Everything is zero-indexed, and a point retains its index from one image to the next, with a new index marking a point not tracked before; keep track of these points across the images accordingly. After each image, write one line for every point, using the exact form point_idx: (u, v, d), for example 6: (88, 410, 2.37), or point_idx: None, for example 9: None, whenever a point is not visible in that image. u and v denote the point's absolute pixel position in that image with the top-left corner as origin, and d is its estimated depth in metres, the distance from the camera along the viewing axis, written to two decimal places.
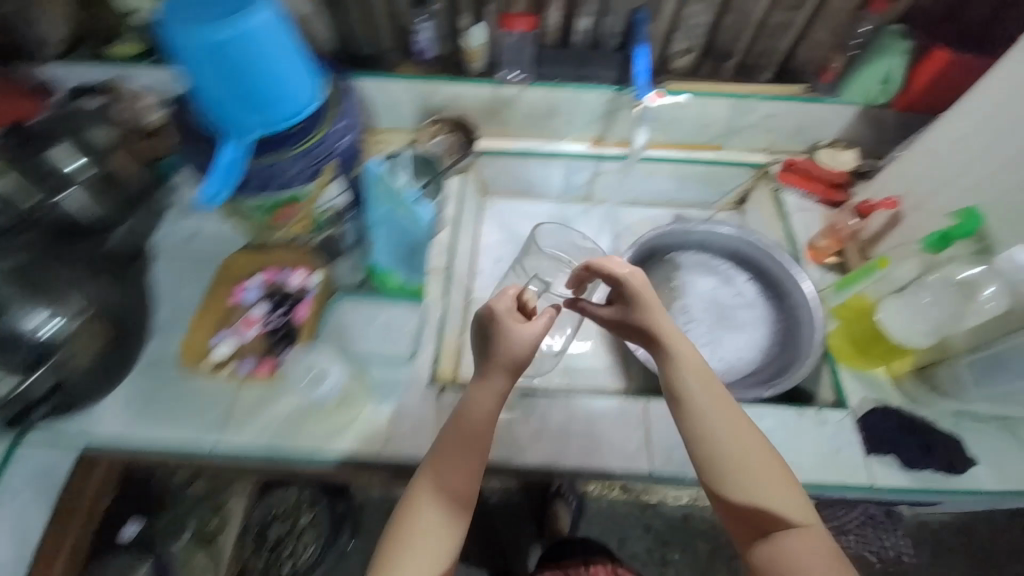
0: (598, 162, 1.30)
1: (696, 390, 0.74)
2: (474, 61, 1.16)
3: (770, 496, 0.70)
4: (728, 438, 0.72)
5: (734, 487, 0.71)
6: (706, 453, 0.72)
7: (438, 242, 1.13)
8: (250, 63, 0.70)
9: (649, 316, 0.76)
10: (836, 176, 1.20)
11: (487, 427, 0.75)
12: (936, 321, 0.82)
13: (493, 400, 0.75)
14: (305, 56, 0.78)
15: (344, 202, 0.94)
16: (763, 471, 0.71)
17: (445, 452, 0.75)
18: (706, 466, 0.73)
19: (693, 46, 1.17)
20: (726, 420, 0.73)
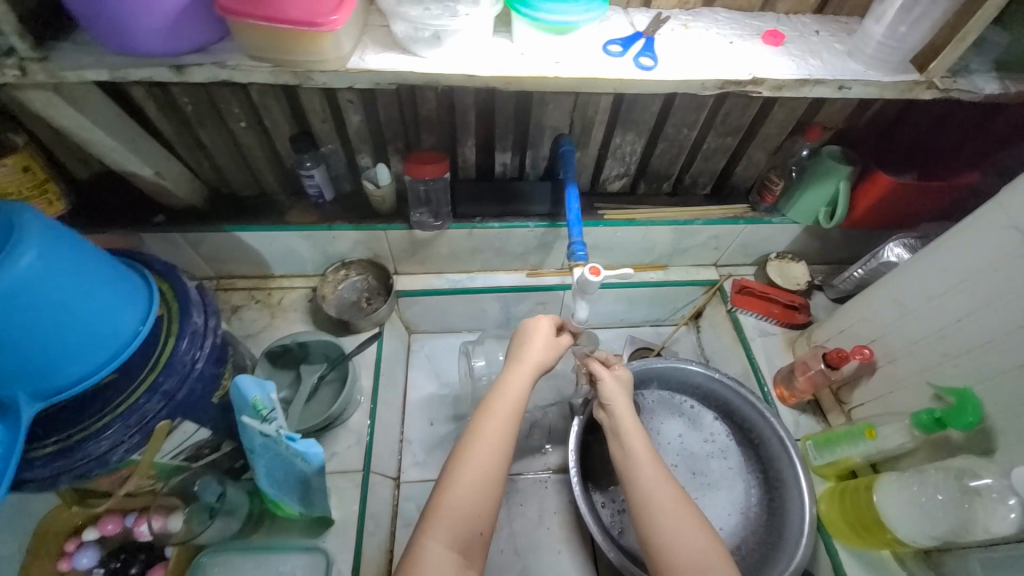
0: (537, 293, 1.16)
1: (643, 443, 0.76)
2: (381, 202, 0.98)
3: (690, 539, 0.66)
4: (664, 486, 0.71)
5: (660, 531, 0.67)
6: (642, 506, 0.70)
7: (350, 427, 0.92)
8: (14, 326, 0.48)
9: (616, 389, 0.82)
10: (791, 300, 1.11)
11: (497, 456, 0.69)
12: (943, 531, 0.68)
13: (508, 425, 0.72)
14: (116, 279, 0.56)
15: (205, 438, 0.68)
16: (692, 530, 0.67)
17: (460, 480, 0.66)
18: (648, 521, 0.68)
19: (626, 171, 1.06)
20: (662, 473, 0.72)
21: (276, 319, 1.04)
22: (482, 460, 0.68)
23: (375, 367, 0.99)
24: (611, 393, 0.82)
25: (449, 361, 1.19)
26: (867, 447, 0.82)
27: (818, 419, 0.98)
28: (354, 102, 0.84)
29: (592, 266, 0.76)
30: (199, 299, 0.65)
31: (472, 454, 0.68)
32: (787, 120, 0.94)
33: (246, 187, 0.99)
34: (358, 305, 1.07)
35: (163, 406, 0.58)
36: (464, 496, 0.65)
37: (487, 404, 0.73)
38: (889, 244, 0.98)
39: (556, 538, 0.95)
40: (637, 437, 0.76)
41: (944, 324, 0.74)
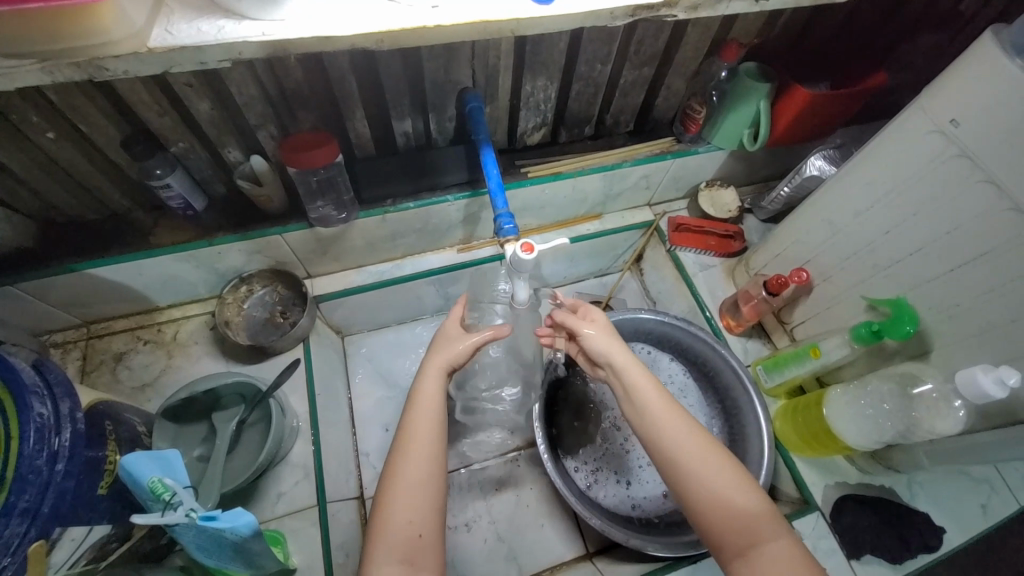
0: (472, 269, 1.07)
1: (651, 396, 0.67)
2: (269, 201, 0.82)
3: (728, 492, 0.59)
4: (694, 449, 0.62)
5: (694, 493, 0.60)
6: (674, 475, 0.62)
7: (293, 461, 0.82)
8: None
9: (605, 341, 0.73)
10: (725, 229, 1.11)
11: (427, 485, 0.60)
12: (891, 436, 0.72)
13: (430, 431, 0.64)
14: None
15: (103, 536, 0.56)
16: (724, 477, 0.60)
17: (395, 497, 0.59)
18: (681, 485, 0.61)
19: (544, 121, 0.96)
20: (684, 427, 0.64)
21: (176, 358, 0.89)
22: (413, 476, 0.60)
23: (308, 389, 0.88)
24: (605, 348, 0.72)
25: (393, 358, 1.10)
26: (813, 364, 0.85)
27: (765, 342, 1.01)
28: (195, 85, 0.66)
29: (524, 243, 0.67)
30: (38, 384, 0.51)
31: (404, 478, 0.60)
32: (702, 41, 0.87)
33: (86, 211, 0.79)
34: (273, 321, 0.94)
35: (30, 526, 0.46)
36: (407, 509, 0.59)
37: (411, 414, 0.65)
38: (810, 157, 0.97)
39: (537, 514, 0.94)
40: (652, 396, 0.67)
41: (873, 237, 0.75)
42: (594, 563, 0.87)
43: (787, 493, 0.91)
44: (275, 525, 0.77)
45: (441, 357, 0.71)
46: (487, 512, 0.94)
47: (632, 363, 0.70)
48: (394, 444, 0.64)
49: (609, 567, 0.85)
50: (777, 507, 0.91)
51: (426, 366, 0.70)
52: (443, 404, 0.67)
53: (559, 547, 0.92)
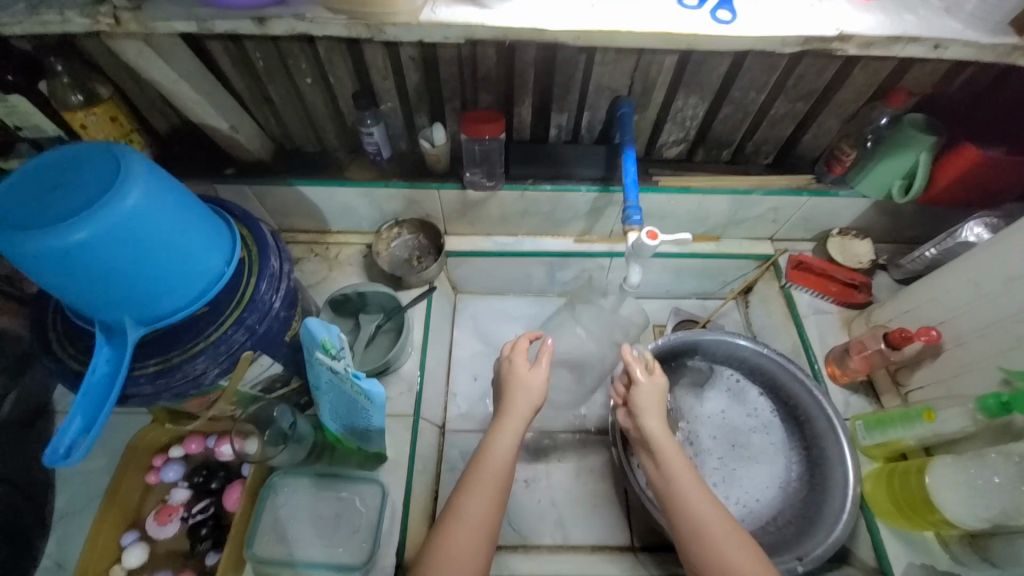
0: (583, 259, 1.15)
1: (676, 459, 0.77)
2: (437, 161, 1.00)
3: (741, 556, 0.68)
4: (713, 515, 0.72)
5: (707, 553, 0.69)
6: (692, 534, 0.71)
7: (402, 375, 0.96)
8: (136, 257, 0.55)
9: (651, 399, 0.82)
10: (851, 278, 1.06)
11: (479, 528, 0.68)
12: (999, 516, 0.67)
13: (497, 482, 0.72)
14: (201, 209, 0.61)
15: (279, 372, 0.74)
16: (734, 540, 0.69)
17: (453, 531, 0.67)
18: (694, 543, 0.70)
19: (685, 137, 1.02)
20: (704, 494, 0.74)
21: (334, 272, 1.10)
22: (473, 517, 0.69)
23: (425, 321, 1.03)
24: (645, 405, 0.82)
25: (494, 322, 1.22)
26: (922, 429, 0.80)
27: (871, 400, 0.96)
28: (415, 58, 0.85)
29: (649, 231, 0.77)
30: (274, 246, 0.71)
31: (465, 518, 0.69)
32: (867, 83, 0.88)
33: (308, 143, 1.03)
34: (409, 263, 1.10)
35: (247, 338, 0.65)
36: (456, 547, 0.66)
37: (481, 457, 0.75)
38: (967, 222, 0.92)
39: (590, 495, 0.99)
40: (680, 463, 0.76)
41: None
42: (636, 555, 0.90)
43: (861, 560, 0.85)
44: None
45: (526, 397, 0.80)
46: (544, 479, 1.01)
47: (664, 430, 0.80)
48: (463, 475, 0.74)
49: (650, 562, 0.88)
50: (845, 570, 0.85)
51: (500, 422, 0.78)
52: (511, 465, 0.74)
53: (605, 531, 0.96)
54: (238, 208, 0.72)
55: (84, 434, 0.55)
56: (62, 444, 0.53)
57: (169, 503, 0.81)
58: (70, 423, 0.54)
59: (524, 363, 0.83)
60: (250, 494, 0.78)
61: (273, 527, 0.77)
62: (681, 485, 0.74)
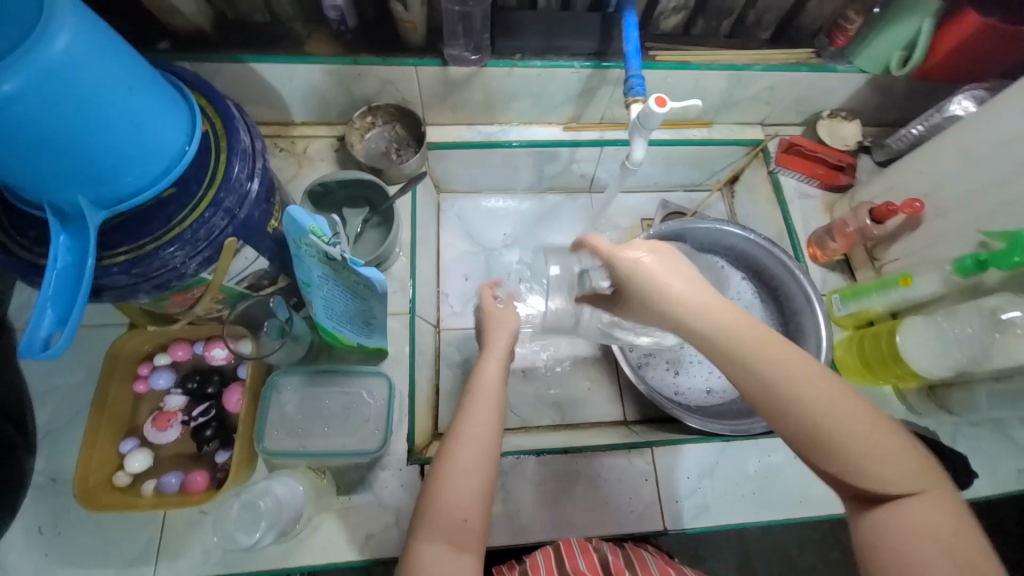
0: (572, 150, 1.10)
1: (747, 329, 0.50)
2: (412, 32, 0.87)
3: (868, 445, 0.45)
4: (825, 399, 0.47)
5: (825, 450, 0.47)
6: (798, 421, 0.47)
7: (392, 274, 0.93)
8: (78, 116, 0.45)
9: (664, 269, 0.57)
10: (838, 160, 1.06)
11: (485, 443, 0.61)
12: (959, 364, 0.75)
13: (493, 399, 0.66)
14: (145, 67, 0.51)
15: (266, 267, 0.69)
16: (857, 424, 0.46)
17: (455, 445, 0.60)
18: (800, 435, 0.48)
19: (685, 4, 0.93)
20: (800, 372, 0.48)
21: (304, 169, 1.00)
22: (474, 431, 0.61)
23: (411, 218, 0.97)
24: (661, 278, 0.57)
25: (481, 221, 1.18)
26: (895, 295, 0.85)
27: (846, 277, 1.01)
28: None
29: (657, 97, 0.70)
30: (240, 117, 0.61)
31: (466, 433, 0.61)
32: None
33: (255, 11, 0.87)
34: (388, 156, 1.01)
35: (228, 224, 0.58)
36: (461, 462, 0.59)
37: (471, 382, 0.69)
38: (958, 96, 0.92)
39: (585, 379, 1.04)
40: (747, 336, 0.50)
41: (1012, 170, 0.73)
42: (629, 427, 0.97)
43: None
44: None
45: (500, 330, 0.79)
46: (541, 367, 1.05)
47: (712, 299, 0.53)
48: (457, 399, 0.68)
49: (643, 432, 0.95)
50: None
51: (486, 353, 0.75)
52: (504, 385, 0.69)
53: (600, 409, 1.02)
54: (191, 76, 0.61)
55: (60, 327, 0.48)
56: (37, 335, 0.47)
57: (165, 410, 0.78)
58: (41, 315, 0.47)
59: (493, 305, 0.84)
60: (252, 394, 0.77)
61: (282, 421, 0.77)
62: (756, 367, 0.49)
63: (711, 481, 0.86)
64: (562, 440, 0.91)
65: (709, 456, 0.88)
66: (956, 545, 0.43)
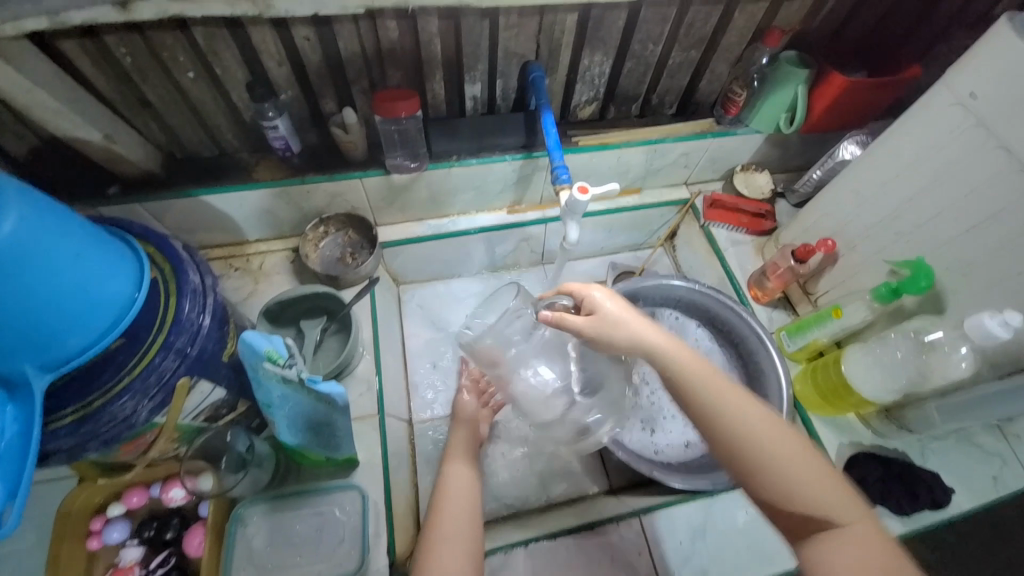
0: (519, 230, 1.17)
1: (716, 381, 0.61)
2: (353, 150, 0.95)
3: (802, 480, 0.55)
4: (769, 437, 0.57)
5: (771, 483, 0.56)
6: (744, 460, 0.57)
7: (357, 377, 0.94)
8: (27, 288, 0.47)
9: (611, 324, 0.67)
10: (758, 208, 1.17)
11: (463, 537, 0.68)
12: (903, 385, 0.79)
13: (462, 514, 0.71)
14: (95, 230, 0.54)
15: (223, 396, 0.68)
16: (798, 458, 0.56)
17: (439, 551, 0.66)
18: (745, 471, 0.57)
19: (596, 96, 1.06)
20: (749, 408, 0.59)
21: (261, 285, 1.02)
22: (449, 529, 0.69)
23: (372, 317, 1.00)
24: (612, 328, 0.67)
25: (442, 307, 1.21)
26: (833, 325, 0.91)
27: (789, 312, 1.08)
28: (311, 40, 0.79)
29: (580, 186, 0.77)
30: (188, 256, 0.64)
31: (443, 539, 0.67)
32: (747, 28, 0.96)
33: (203, 148, 0.93)
34: (343, 261, 1.05)
35: (181, 363, 0.58)
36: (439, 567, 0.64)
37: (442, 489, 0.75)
38: (844, 142, 1.05)
39: (566, 451, 1.04)
40: (703, 381, 0.61)
41: (898, 206, 0.82)
42: (617, 496, 0.96)
43: None
44: None
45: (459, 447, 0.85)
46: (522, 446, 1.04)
47: (675, 347, 0.64)
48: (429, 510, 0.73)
49: (632, 498, 0.94)
50: None
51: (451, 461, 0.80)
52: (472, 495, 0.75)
53: (586, 480, 1.01)
54: (135, 226, 0.64)
55: (9, 502, 0.47)
56: None
57: (120, 566, 0.72)
58: None
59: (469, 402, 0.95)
60: (216, 534, 0.72)
61: (250, 558, 0.72)
62: (711, 406, 0.60)
63: (705, 542, 0.84)
64: (552, 523, 0.89)
65: (697, 515, 0.87)
66: (887, 564, 0.50)
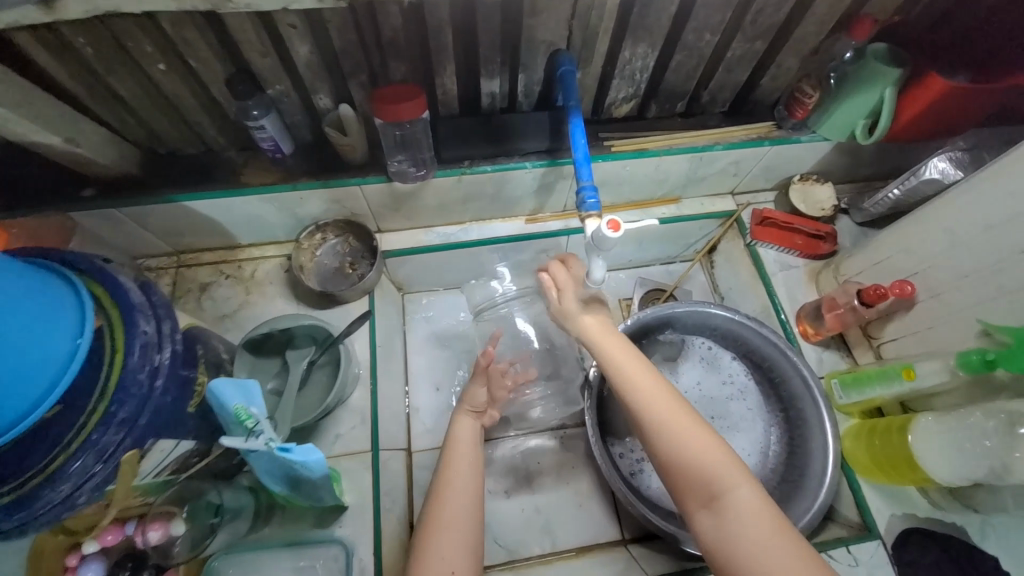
0: (538, 241, 1.04)
1: (623, 353, 0.67)
2: (351, 152, 0.83)
3: (696, 452, 0.58)
4: (668, 408, 0.62)
5: (667, 452, 0.59)
6: (646, 428, 0.62)
7: (352, 406, 0.86)
8: None
9: (573, 304, 0.74)
10: (817, 229, 1.01)
11: (467, 519, 0.68)
12: (983, 473, 0.66)
13: (466, 474, 0.73)
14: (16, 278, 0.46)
15: (185, 450, 0.62)
16: (691, 429, 0.60)
17: (439, 524, 0.67)
18: (648, 438, 0.61)
19: (635, 93, 0.90)
20: (657, 390, 0.63)
21: (252, 296, 0.94)
22: (452, 509, 0.68)
23: (370, 339, 0.91)
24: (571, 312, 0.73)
25: (450, 321, 1.11)
26: (902, 387, 0.78)
27: (843, 355, 0.94)
28: (298, 27, 0.67)
29: (610, 220, 0.64)
30: (144, 303, 0.55)
31: (445, 512, 0.68)
32: (829, 16, 0.78)
33: (186, 145, 0.83)
34: (342, 271, 0.95)
35: (126, 435, 0.50)
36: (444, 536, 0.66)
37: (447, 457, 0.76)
38: (932, 158, 0.86)
39: (576, 493, 0.95)
40: (623, 357, 0.67)
41: (1007, 255, 0.67)
42: (630, 550, 0.87)
43: (845, 516, 0.85)
44: (333, 463, 0.81)
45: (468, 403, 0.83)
46: (528, 484, 0.95)
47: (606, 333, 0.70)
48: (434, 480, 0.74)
49: (645, 556, 0.85)
50: (832, 528, 0.85)
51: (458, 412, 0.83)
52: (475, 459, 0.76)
53: (596, 527, 0.92)
54: (79, 262, 0.56)
55: None
56: None
57: None
58: None
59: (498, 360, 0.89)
60: None
61: None
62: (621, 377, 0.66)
63: None
64: None
65: None
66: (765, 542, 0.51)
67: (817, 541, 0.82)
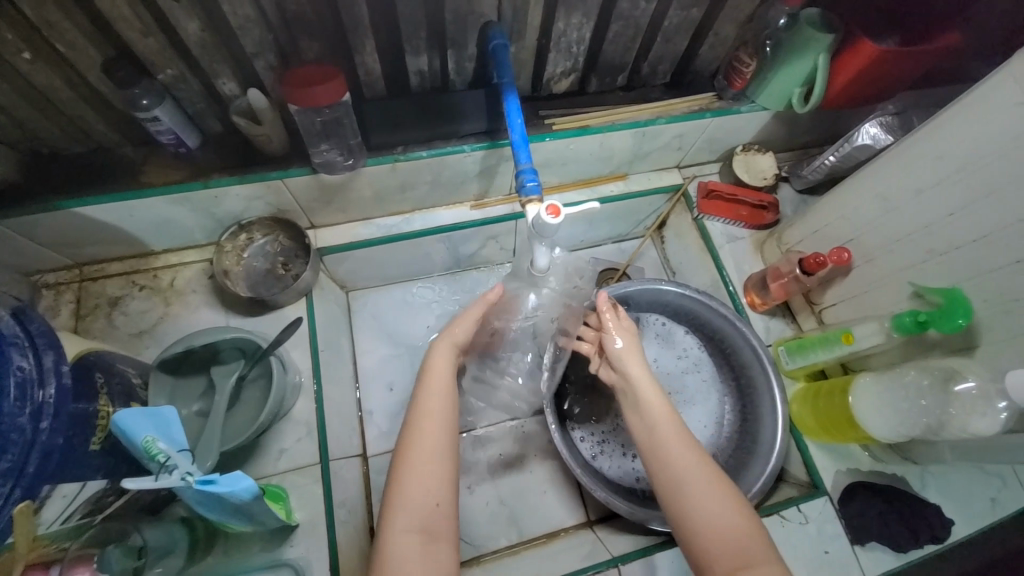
0: (485, 228, 1.00)
1: (659, 406, 0.64)
2: (268, 143, 0.75)
3: (722, 522, 0.55)
4: (702, 476, 0.58)
5: (693, 518, 0.56)
6: (672, 492, 0.58)
7: (295, 418, 0.81)
8: None
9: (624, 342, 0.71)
10: (760, 199, 1.01)
11: (442, 448, 0.60)
12: (915, 428, 0.70)
13: (444, 402, 0.63)
14: None
15: (92, 490, 0.59)
16: (719, 499, 0.56)
17: (408, 466, 0.58)
18: (672, 500, 0.58)
19: (574, 67, 0.86)
20: (686, 445, 0.60)
21: (173, 307, 0.85)
22: (425, 445, 0.60)
23: (311, 345, 0.85)
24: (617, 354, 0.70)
25: (400, 316, 1.06)
26: (841, 351, 0.80)
27: (788, 322, 0.96)
28: (182, 1, 0.58)
29: (550, 205, 0.61)
30: (18, 336, 0.48)
31: (418, 447, 0.59)
32: None
33: (71, 143, 0.73)
34: (274, 274, 0.88)
35: (13, 487, 0.44)
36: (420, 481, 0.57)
37: (421, 379, 0.66)
38: (864, 124, 0.87)
39: (539, 480, 0.94)
40: (656, 407, 0.64)
41: (934, 219, 0.69)
42: (594, 531, 0.88)
43: (795, 476, 0.89)
44: (278, 481, 0.76)
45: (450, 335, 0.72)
46: (491, 477, 0.94)
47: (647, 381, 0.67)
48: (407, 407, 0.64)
49: (609, 536, 0.85)
50: (783, 489, 0.89)
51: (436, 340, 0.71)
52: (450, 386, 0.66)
53: (560, 512, 0.92)
54: None
55: None
56: None
57: None
58: None
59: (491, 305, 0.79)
60: None
61: None
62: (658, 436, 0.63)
63: None
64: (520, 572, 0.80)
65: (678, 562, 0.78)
66: None
67: (771, 503, 0.85)
